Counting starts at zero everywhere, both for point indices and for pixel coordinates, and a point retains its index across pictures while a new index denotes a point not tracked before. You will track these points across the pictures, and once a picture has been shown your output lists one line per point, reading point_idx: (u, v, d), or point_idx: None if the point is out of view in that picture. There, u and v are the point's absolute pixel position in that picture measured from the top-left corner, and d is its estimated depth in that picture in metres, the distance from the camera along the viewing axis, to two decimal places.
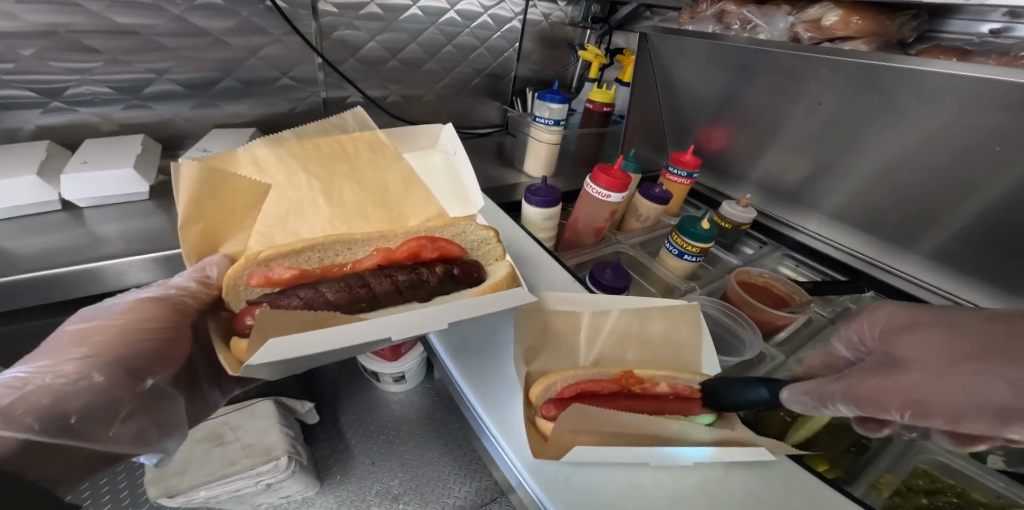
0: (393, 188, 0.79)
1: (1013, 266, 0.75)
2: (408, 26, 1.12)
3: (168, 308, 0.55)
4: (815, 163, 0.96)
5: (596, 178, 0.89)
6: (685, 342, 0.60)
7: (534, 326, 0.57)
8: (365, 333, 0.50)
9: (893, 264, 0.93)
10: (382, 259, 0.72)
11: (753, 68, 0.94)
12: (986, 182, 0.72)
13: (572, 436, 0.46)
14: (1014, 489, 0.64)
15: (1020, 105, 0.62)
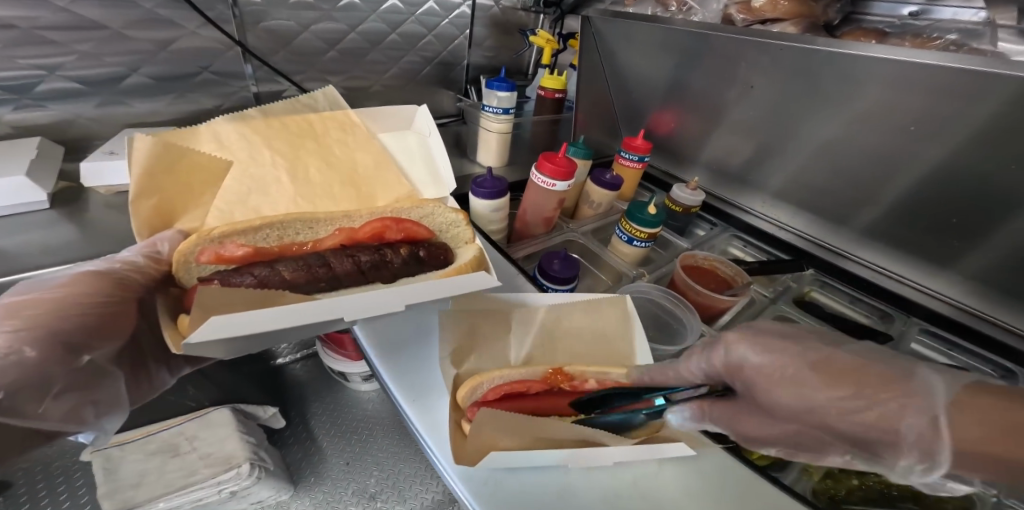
0: (364, 167, 0.80)
1: (939, 241, 0.78)
2: (346, 14, 1.07)
3: (111, 282, 0.55)
4: (758, 144, 0.97)
5: (542, 167, 0.88)
6: (615, 335, 0.61)
7: (457, 329, 0.56)
8: (320, 310, 0.52)
9: (848, 249, 0.94)
10: (344, 239, 0.74)
11: (695, 51, 0.95)
12: (909, 162, 0.75)
13: (492, 438, 0.46)
14: None
15: (934, 86, 0.65)
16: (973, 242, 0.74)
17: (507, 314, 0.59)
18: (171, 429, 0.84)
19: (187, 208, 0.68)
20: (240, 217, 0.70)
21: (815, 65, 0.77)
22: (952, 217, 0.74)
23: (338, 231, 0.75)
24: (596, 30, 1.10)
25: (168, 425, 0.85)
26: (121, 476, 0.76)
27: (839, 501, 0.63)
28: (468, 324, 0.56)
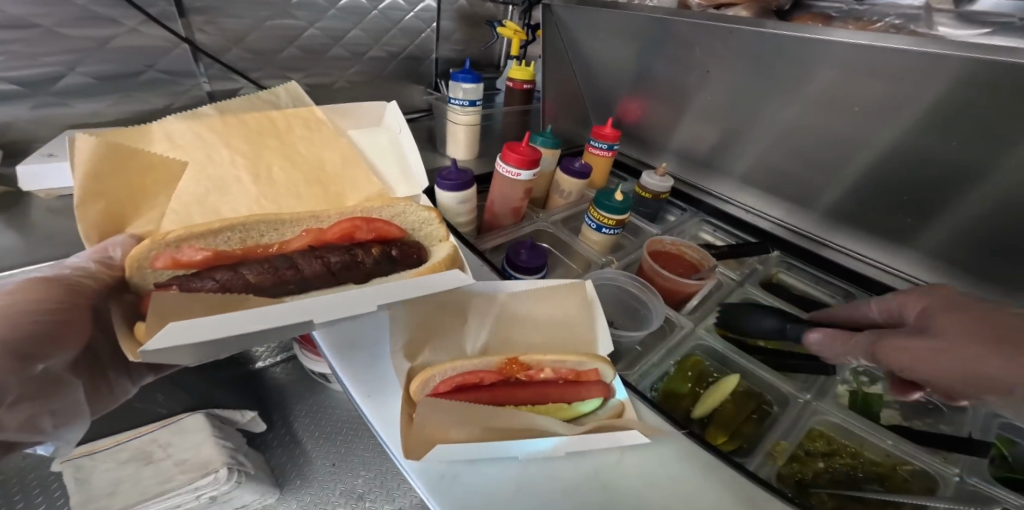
0: (331, 166, 0.74)
1: (898, 217, 0.80)
2: (303, 10, 1.06)
3: (64, 287, 0.52)
4: (722, 129, 0.98)
5: (506, 157, 0.87)
6: (578, 321, 0.61)
7: (413, 317, 0.56)
8: (279, 308, 0.49)
9: (830, 237, 0.93)
10: (312, 241, 0.69)
11: (654, 39, 0.95)
12: (860, 143, 0.77)
13: (435, 426, 0.47)
14: (902, 446, 0.66)
15: (875, 68, 0.66)
16: (926, 219, 0.76)
17: (463, 303, 0.59)
18: (144, 435, 0.78)
19: (140, 212, 0.62)
20: (196, 220, 0.64)
21: (768, 49, 0.78)
22: (903, 193, 0.76)
23: (304, 232, 0.70)
24: (558, 19, 1.10)
25: (140, 432, 0.79)
26: (94, 486, 0.71)
27: (806, 484, 0.63)
28: (423, 311, 0.57)
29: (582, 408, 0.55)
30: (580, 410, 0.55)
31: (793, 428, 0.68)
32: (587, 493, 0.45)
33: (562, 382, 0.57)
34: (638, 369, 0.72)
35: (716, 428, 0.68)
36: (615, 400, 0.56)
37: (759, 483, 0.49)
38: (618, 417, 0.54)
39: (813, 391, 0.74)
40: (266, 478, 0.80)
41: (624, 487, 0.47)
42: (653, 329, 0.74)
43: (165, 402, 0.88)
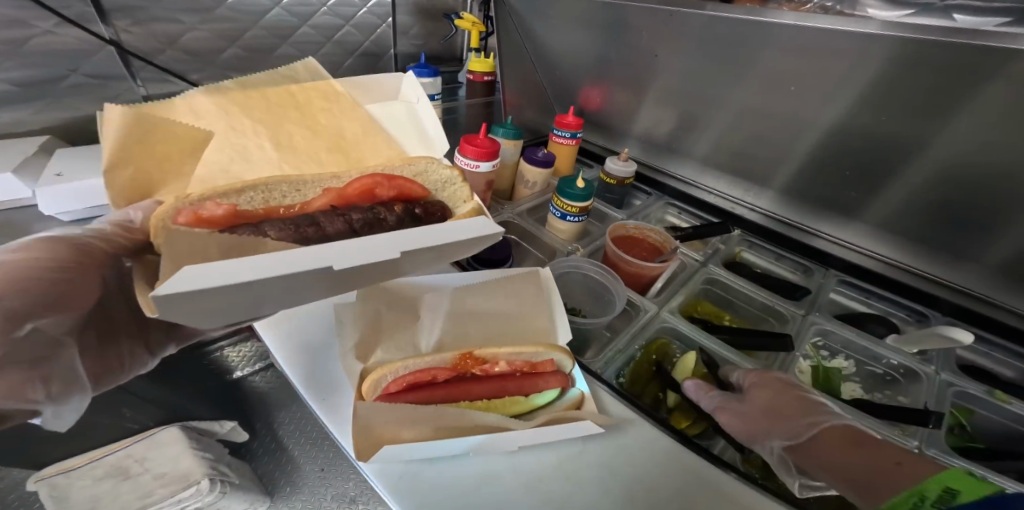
0: (352, 133, 0.61)
1: (849, 190, 0.81)
2: (244, 9, 1.06)
3: (69, 247, 0.47)
4: (679, 114, 0.99)
5: (464, 150, 0.87)
6: (534, 311, 0.61)
7: (359, 318, 0.54)
8: (304, 251, 0.39)
9: (817, 227, 0.91)
10: (334, 200, 0.57)
11: (614, 26, 0.97)
12: (805, 123, 0.80)
13: (383, 426, 0.47)
14: (865, 420, 0.64)
15: (811, 47, 0.71)
16: (869, 192, 0.79)
17: (413, 300, 0.59)
18: (120, 451, 0.80)
19: (164, 184, 0.51)
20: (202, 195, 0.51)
21: (717, 30, 0.81)
22: (842, 167, 0.80)
23: (323, 191, 0.58)
24: (511, 8, 1.12)
25: (114, 449, 0.80)
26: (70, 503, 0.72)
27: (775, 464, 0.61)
28: (373, 313, 0.56)
29: (540, 400, 0.56)
30: (537, 401, 0.56)
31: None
32: (552, 485, 0.49)
33: (518, 374, 0.57)
34: (602, 355, 0.69)
35: (679, 412, 0.68)
36: (575, 391, 0.58)
37: (719, 465, 0.52)
38: (577, 408, 0.56)
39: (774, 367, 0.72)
40: (254, 487, 0.83)
41: (588, 479, 0.49)
42: (614, 317, 0.74)
43: (134, 416, 0.89)
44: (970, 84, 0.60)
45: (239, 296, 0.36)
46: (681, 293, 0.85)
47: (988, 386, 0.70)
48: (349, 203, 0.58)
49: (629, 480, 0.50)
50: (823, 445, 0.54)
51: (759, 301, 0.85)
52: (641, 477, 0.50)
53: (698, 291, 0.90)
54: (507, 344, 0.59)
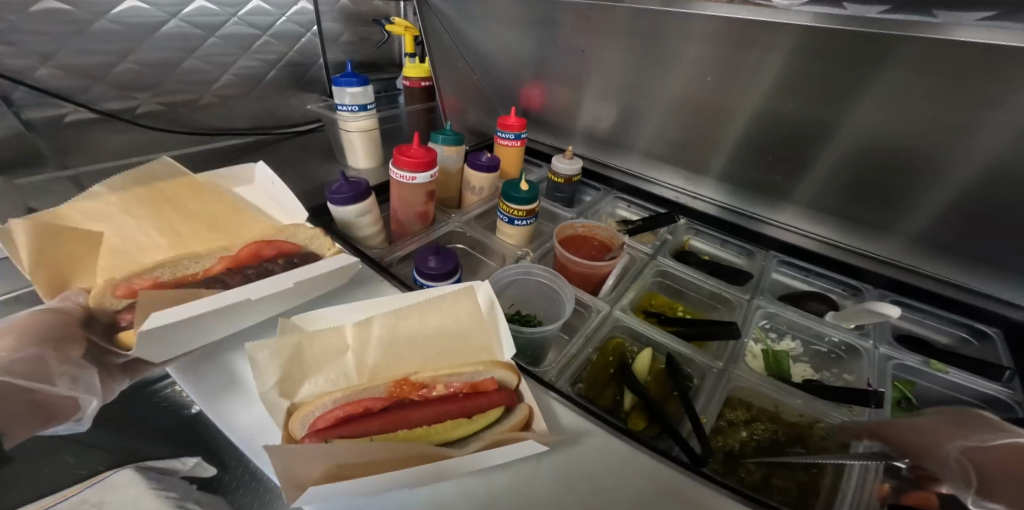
0: (226, 216, 0.70)
1: (780, 173, 0.88)
2: (136, 21, 1.02)
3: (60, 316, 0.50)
4: (619, 108, 1.01)
5: (398, 162, 0.82)
6: (473, 327, 0.57)
7: (273, 356, 0.50)
8: (221, 295, 0.51)
9: (768, 215, 0.96)
10: (229, 265, 0.62)
11: (547, 22, 0.98)
12: (733, 107, 0.85)
13: (308, 467, 0.41)
14: (812, 403, 0.66)
15: (732, 36, 0.77)
16: (794, 176, 0.87)
17: (340, 333, 0.55)
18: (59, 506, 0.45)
19: (77, 276, 0.57)
20: (122, 273, 0.57)
21: (645, 23, 0.84)
22: (767, 152, 0.87)
23: (219, 259, 0.63)
24: (437, 11, 1.12)
25: (59, 497, 0.46)
26: None
27: (735, 455, 0.61)
28: (292, 349, 0.51)
29: (483, 420, 0.51)
30: (481, 422, 0.51)
31: (710, 400, 0.65)
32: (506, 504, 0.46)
33: (459, 396, 0.53)
34: (555, 364, 0.65)
35: (635, 413, 0.63)
36: (523, 406, 0.53)
37: (673, 463, 0.52)
38: (524, 428, 0.51)
39: (725, 358, 0.71)
40: None
41: (547, 493, 0.47)
42: (563, 321, 0.69)
43: (79, 461, 0.52)
44: (870, 72, 0.68)
45: (193, 326, 0.49)
46: (629, 292, 0.82)
47: (924, 357, 0.74)
48: (243, 267, 0.63)
49: (591, 491, 0.48)
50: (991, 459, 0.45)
51: (705, 289, 0.86)
52: (600, 481, 0.49)
53: (650, 284, 0.90)
54: (443, 367, 0.55)
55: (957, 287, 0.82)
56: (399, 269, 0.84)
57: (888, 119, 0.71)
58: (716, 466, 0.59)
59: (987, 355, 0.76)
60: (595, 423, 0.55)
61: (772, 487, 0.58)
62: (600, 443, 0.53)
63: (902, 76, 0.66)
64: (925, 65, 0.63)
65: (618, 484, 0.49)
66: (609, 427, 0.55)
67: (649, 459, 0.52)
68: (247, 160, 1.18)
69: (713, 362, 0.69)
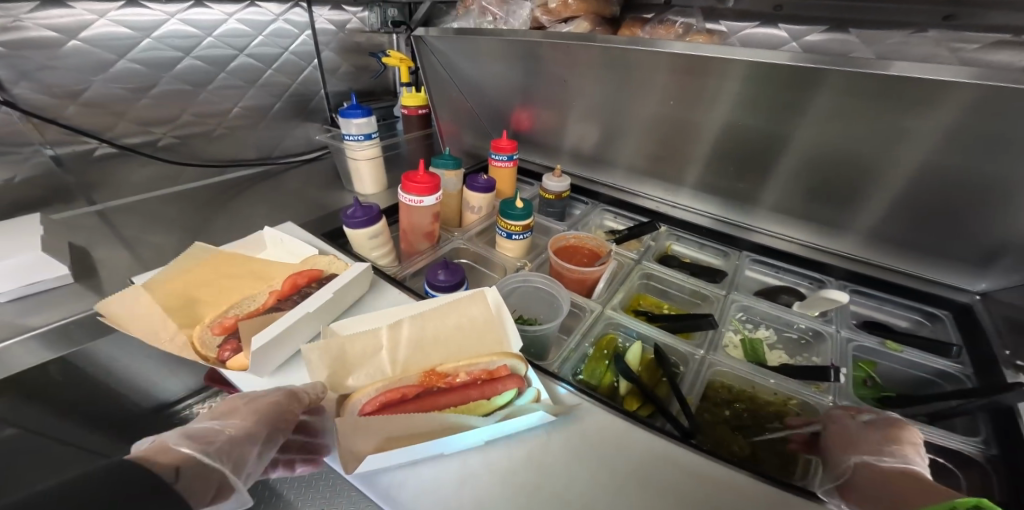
0: (258, 264, 0.74)
1: (745, 180, 1.00)
2: (151, 57, 1.10)
3: (289, 394, 0.53)
4: (602, 128, 1.13)
5: (407, 188, 0.90)
6: (484, 326, 0.66)
7: (324, 355, 0.59)
8: (291, 313, 0.62)
9: (746, 221, 1.07)
10: (279, 297, 0.69)
11: (529, 58, 1.08)
12: (699, 126, 0.97)
13: (363, 443, 0.51)
14: (784, 382, 0.74)
15: (682, 68, 0.87)
16: (758, 183, 0.99)
17: (373, 334, 0.63)
18: None
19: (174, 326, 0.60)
20: (208, 318, 0.63)
21: (616, 58, 0.94)
22: (732, 164, 0.99)
23: (269, 294, 0.69)
24: (432, 48, 1.20)
25: None
26: None
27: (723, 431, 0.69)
28: (338, 349, 0.60)
29: (497, 401, 0.59)
30: (497, 402, 0.59)
31: (694, 383, 0.73)
32: (522, 473, 0.54)
33: (478, 382, 0.61)
34: (557, 356, 0.74)
35: (630, 395, 0.72)
36: (533, 390, 0.61)
37: (669, 438, 0.59)
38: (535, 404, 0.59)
39: (705, 347, 0.80)
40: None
41: (557, 464, 0.55)
42: (561, 320, 0.78)
43: None
44: (807, 96, 0.78)
45: (280, 346, 0.59)
46: (619, 292, 0.91)
47: (880, 339, 0.83)
48: (288, 297, 0.68)
49: (594, 459, 0.56)
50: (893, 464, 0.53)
51: (687, 288, 0.95)
52: (605, 451, 0.57)
53: (638, 286, 0.99)
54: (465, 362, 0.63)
55: (907, 276, 0.93)
56: (412, 283, 0.92)
57: (829, 132, 0.82)
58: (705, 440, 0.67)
59: (940, 335, 0.86)
60: (594, 405, 0.63)
61: (758, 458, 0.66)
62: (601, 420, 0.61)
63: (833, 99, 0.76)
64: (850, 91, 0.73)
65: (617, 456, 0.56)
66: (608, 408, 0.63)
67: (645, 433, 0.60)
68: (260, 188, 1.26)
69: (696, 350, 0.78)
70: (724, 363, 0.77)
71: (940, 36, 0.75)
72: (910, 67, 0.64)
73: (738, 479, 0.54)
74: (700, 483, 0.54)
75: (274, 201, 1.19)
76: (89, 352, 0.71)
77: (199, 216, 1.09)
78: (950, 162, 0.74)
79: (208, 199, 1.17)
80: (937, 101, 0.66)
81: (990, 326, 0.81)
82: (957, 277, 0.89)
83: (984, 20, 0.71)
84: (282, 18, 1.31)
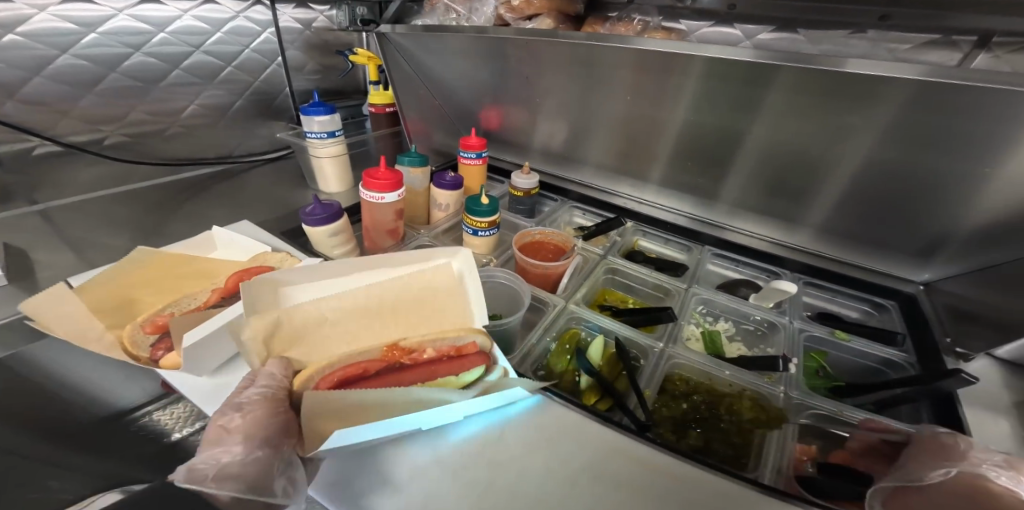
0: (204, 262, 0.72)
1: (707, 176, 1.02)
2: (99, 53, 1.06)
3: (270, 399, 0.51)
4: (570, 126, 1.14)
5: (367, 184, 0.88)
6: (449, 300, 0.68)
7: (255, 329, 0.56)
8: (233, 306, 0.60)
9: (709, 216, 1.09)
10: (222, 295, 0.67)
11: (496, 54, 1.07)
12: (663, 124, 0.98)
13: (323, 426, 0.51)
14: (738, 373, 0.75)
15: (642, 65, 0.89)
16: (717, 179, 1.01)
17: (316, 306, 0.62)
18: None
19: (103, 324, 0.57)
20: (142, 315, 0.61)
21: (584, 54, 0.94)
22: (693, 159, 1.01)
23: (211, 292, 0.67)
24: (396, 45, 1.19)
25: None
26: None
27: (682, 425, 0.69)
28: (270, 319, 0.58)
29: (467, 377, 0.60)
30: (466, 379, 0.60)
31: (652, 376, 0.74)
32: (476, 469, 0.53)
33: (445, 358, 0.63)
34: (518, 352, 0.74)
35: (590, 389, 0.72)
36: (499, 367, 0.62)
37: (626, 432, 0.59)
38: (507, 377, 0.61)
39: (665, 339, 0.81)
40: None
41: (510, 460, 0.54)
42: (523, 315, 0.78)
43: None
44: (763, 92, 0.80)
45: (218, 341, 0.57)
46: (583, 286, 0.92)
47: (830, 328, 0.86)
48: (234, 294, 0.67)
49: (548, 452, 0.56)
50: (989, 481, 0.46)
51: (650, 282, 0.97)
52: (560, 445, 0.57)
53: (603, 281, 1.00)
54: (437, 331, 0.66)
55: (858, 267, 0.97)
56: None
57: (784, 128, 0.84)
58: (665, 433, 0.67)
59: (887, 324, 0.90)
60: (549, 398, 0.63)
61: (711, 450, 0.66)
62: (557, 414, 0.61)
63: (786, 95, 0.78)
64: (798, 89, 0.76)
65: (574, 450, 0.56)
66: (564, 402, 0.63)
67: (604, 427, 0.60)
68: (220, 188, 1.22)
69: (654, 343, 0.79)
70: (683, 356, 0.78)
71: (876, 36, 0.79)
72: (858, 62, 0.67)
73: (684, 469, 0.55)
74: (647, 474, 0.54)
75: (236, 200, 1.16)
76: (24, 357, 0.68)
77: (153, 217, 1.04)
78: (892, 158, 0.77)
79: (165, 199, 1.12)
80: (878, 97, 0.70)
81: (932, 314, 0.85)
82: (902, 268, 0.93)
83: (910, 21, 0.76)
84: (243, 14, 1.27)
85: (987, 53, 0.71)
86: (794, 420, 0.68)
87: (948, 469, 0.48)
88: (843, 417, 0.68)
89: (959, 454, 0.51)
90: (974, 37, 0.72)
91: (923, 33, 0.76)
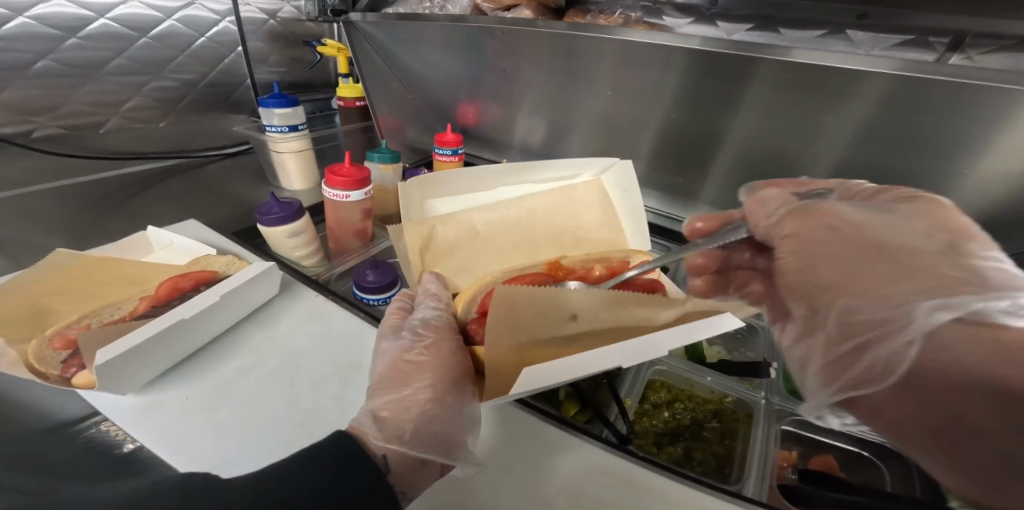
0: (136, 269, 0.67)
1: (686, 176, 0.99)
2: (28, 40, 1.02)
3: (447, 326, 0.60)
4: (548, 122, 1.10)
5: (330, 181, 0.82)
6: (602, 223, 0.81)
7: (414, 239, 0.70)
8: (164, 316, 0.56)
9: (690, 217, 1.06)
10: (152, 303, 0.62)
11: (472, 47, 1.04)
12: (640, 121, 0.96)
13: (500, 345, 0.51)
14: (720, 380, 0.73)
15: (615, 57, 0.87)
16: (698, 179, 0.98)
17: (467, 221, 0.76)
18: None
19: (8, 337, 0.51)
20: (55, 327, 0.56)
21: (565, 47, 0.91)
22: (672, 156, 0.98)
23: (141, 300, 0.63)
24: (366, 34, 1.16)
25: None
26: None
27: (660, 440, 0.65)
28: (426, 231, 0.72)
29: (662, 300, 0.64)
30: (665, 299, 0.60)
31: (633, 383, 0.72)
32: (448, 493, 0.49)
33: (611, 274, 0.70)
34: None
35: (569, 399, 0.66)
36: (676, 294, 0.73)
37: (610, 448, 0.54)
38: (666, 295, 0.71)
39: None
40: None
41: (476, 485, 0.50)
42: None
43: None
44: (738, 86, 0.78)
45: (145, 355, 0.53)
46: None
47: None
48: (166, 302, 0.62)
49: (517, 471, 0.51)
50: (971, 329, 0.29)
51: None
52: (540, 462, 0.52)
53: None
54: (592, 250, 0.78)
55: None
56: (337, 285, 0.85)
57: (759, 125, 0.82)
58: (645, 444, 0.64)
59: None
60: (531, 410, 0.58)
61: (693, 461, 0.63)
62: (544, 428, 0.56)
63: (765, 90, 0.76)
64: (779, 84, 0.74)
65: (554, 468, 0.51)
66: (542, 414, 0.58)
67: (583, 444, 0.54)
68: (171, 182, 1.14)
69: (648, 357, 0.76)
70: (670, 364, 0.76)
71: (854, 35, 0.78)
72: (817, 55, 0.68)
73: (666, 486, 0.49)
74: (626, 491, 0.49)
75: (187, 197, 1.07)
76: None
77: (88, 214, 0.95)
78: (867, 158, 0.76)
79: (106, 194, 1.04)
80: (856, 91, 0.68)
81: None
82: None
83: (890, 19, 0.75)
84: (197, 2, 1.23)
85: (960, 55, 0.70)
86: (774, 426, 0.66)
87: (904, 340, 0.31)
88: (827, 424, 0.67)
89: (895, 294, 0.35)
90: (948, 38, 0.71)
91: (897, 34, 0.76)
